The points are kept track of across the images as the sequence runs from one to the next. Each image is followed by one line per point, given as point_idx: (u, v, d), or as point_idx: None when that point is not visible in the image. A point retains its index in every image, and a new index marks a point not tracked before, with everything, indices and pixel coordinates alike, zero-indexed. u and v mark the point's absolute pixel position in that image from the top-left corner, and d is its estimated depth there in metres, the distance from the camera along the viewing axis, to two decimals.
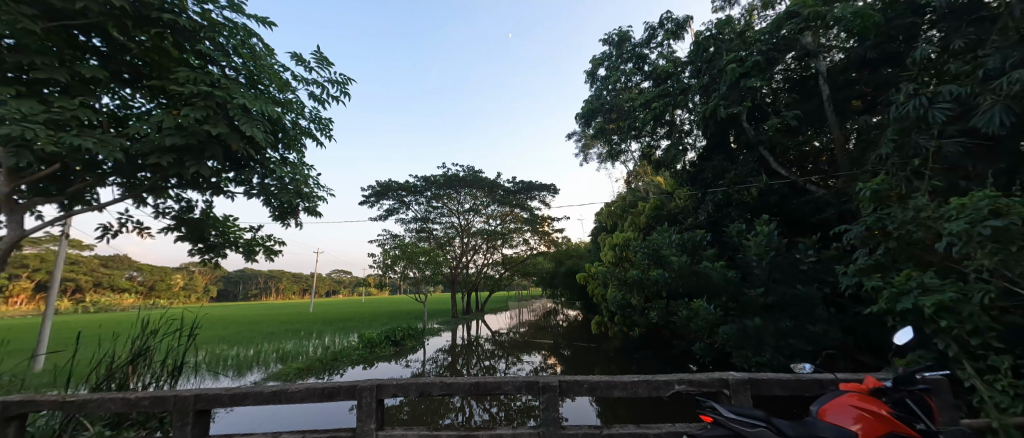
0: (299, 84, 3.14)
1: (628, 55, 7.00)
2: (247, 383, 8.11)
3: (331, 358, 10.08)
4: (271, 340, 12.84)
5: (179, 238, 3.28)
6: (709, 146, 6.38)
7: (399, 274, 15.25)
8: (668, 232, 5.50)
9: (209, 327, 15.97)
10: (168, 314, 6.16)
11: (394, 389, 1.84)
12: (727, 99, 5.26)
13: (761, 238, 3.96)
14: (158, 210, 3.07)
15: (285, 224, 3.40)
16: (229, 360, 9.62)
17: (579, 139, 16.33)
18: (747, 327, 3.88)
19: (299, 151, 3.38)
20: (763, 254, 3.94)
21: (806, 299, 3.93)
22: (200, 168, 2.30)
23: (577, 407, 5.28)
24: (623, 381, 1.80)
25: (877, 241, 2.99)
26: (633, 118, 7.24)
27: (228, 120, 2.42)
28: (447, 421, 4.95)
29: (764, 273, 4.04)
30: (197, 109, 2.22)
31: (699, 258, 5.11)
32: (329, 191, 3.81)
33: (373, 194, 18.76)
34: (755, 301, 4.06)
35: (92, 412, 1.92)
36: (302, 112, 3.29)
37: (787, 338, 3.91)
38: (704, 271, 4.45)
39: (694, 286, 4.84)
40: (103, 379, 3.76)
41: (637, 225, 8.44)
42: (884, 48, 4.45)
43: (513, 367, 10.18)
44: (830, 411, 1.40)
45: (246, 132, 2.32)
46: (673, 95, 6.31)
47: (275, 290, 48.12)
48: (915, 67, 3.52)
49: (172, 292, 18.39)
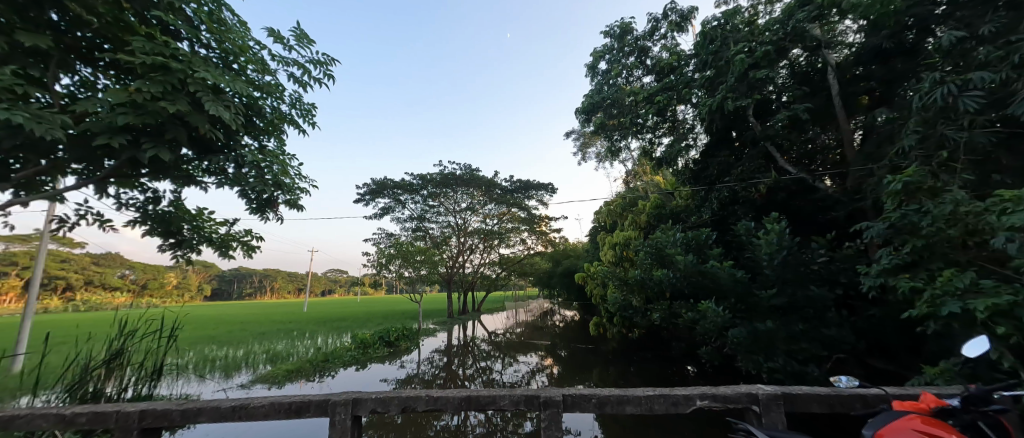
0: (278, 64, 2.89)
1: (630, 48, 6.78)
2: (234, 386, 7.81)
3: (322, 359, 9.76)
4: (261, 341, 12.49)
5: (147, 232, 3.02)
6: (713, 141, 6.18)
7: (393, 273, 14.88)
8: (671, 231, 5.29)
9: (200, 326, 15.64)
10: (147, 313, 5.84)
11: (373, 403, 1.60)
12: (735, 91, 5.03)
13: (773, 236, 3.75)
14: (120, 201, 2.79)
15: (263, 218, 3.13)
16: (216, 362, 9.28)
17: (578, 138, 16.11)
18: (759, 330, 3.67)
19: (279, 139, 3.13)
20: (775, 253, 3.72)
21: (819, 301, 3.72)
22: (157, 151, 2.04)
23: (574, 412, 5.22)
24: (636, 396, 1.57)
25: (904, 238, 2.77)
26: (635, 113, 7.01)
27: (191, 98, 2.16)
28: (443, 424, 4.81)
29: (775, 273, 3.82)
30: (153, 83, 1.96)
31: (704, 257, 4.90)
32: (312, 183, 3.56)
33: (368, 192, 18.43)
34: (765, 303, 3.85)
35: (20, 430, 1.66)
36: (282, 96, 3.04)
37: (800, 342, 3.70)
38: (711, 270, 4.24)
39: (700, 287, 4.62)
40: (74, 383, 3.52)
41: (637, 224, 8.22)
42: (901, 38, 4.25)
43: (509, 368, 9.96)
44: (888, 437, 1.17)
45: (210, 111, 2.06)
46: (677, 89, 6.09)
47: (269, 289, 47.65)
48: (939, 54, 3.31)
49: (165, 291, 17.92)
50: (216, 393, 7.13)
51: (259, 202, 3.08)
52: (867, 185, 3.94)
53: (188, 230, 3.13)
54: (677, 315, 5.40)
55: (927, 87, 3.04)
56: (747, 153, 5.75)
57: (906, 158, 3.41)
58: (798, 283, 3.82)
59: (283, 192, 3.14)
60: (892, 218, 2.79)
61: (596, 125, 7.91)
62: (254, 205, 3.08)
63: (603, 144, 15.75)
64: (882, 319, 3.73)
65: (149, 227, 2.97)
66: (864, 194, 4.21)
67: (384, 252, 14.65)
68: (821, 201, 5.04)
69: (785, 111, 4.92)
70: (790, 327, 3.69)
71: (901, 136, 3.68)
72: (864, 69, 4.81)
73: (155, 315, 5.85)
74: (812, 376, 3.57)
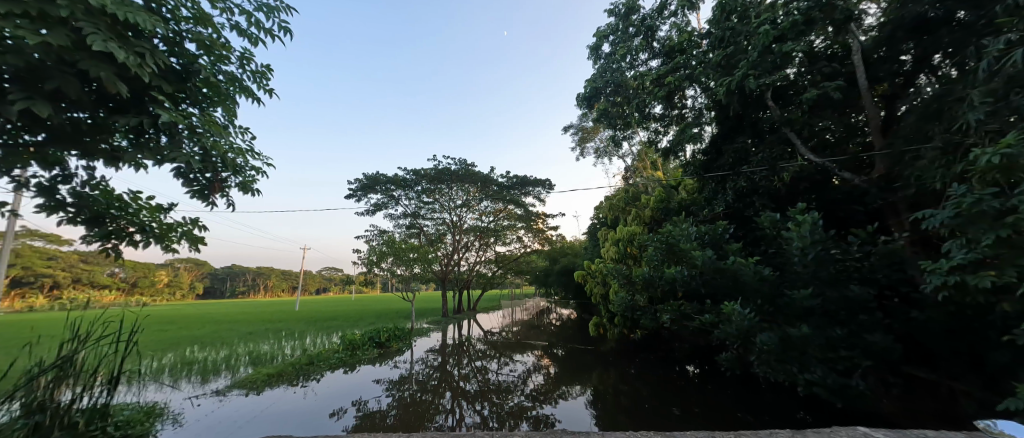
0: (222, 15, 2.37)
1: (636, 28, 6.28)
2: (208, 392, 7.21)
3: (306, 363, 9.17)
4: (247, 342, 11.90)
5: (63, 220, 2.46)
6: (726, 129, 5.71)
7: (385, 271, 14.29)
8: (683, 224, 4.82)
9: (183, 326, 15.00)
10: (106, 314, 5.24)
11: None
12: (756, 68, 4.56)
13: (806, 228, 3.29)
14: (21, 182, 2.22)
15: (209, 204, 2.61)
16: (193, 365, 8.70)
17: (578, 132, 15.60)
18: (793, 335, 3.20)
19: (228, 108, 2.62)
20: (808, 248, 3.27)
21: (862, 302, 3.25)
22: (30, 104, 1.50)
23: (568, 411, 6.17)
24: None
25: (984, 228, 2.29)
26: (641, 99, 6.53)
27: (80, 35, 1.60)
28: (437, 425, 5.73)
29: (808, 271, 3.35)
30: (10, 6, 1.41)
31: (722, 253, 4.42)
32: (270, 164, 3.01)
33: (360, 188, 17.80)
34: (798, 305, 3.37)
35: None
36: (229, 55, 2.51)
37: (839, 350, 3.23)
38: (734, 268, 3.76)
39: (718, 286, 4.15)
40: (12, 394, 3.04)
41: (641, 218, 7.74)
42: (945, 8, 3.80)
43: (505, 367, 9.52)
44: None
45: (97, 48, 1.52)
46: (689, 70, 5.61)
47: (263, 287, 47.07)
48: (1006, 15, 2.84)
49: None
50: (185, 401, 6.56)
51: (202, 184, 2.54)
52: (911, 171, 3.47)
53: (116, 218, 2.58)
54: (689, 317, 4.92)
55: (998, 50, 2.58)
56: (766, 138, 5.28)
57: (966, 138, 2.94)
58: (834, 282, 3.35)
59: (233, 174, 2.61)
60: (969, 203, 2.31)
61: (599, 113, 7.41)
62: (196, 188, 2.54)
63: (603, 139, 15.28)
64: (928, 322, 3.29)
65: (71, 215, 2.42)
66: (903, 182, 3.76)
67: (375, 249, 13.99)
68: (849, 192, 4.59)
69: (812, 90, 4.43)
70: (829, 333, 3.21)
71: (953, 113, 3.22)
72: (895, 48, 4.37)
73: (114, 316, 5.21)
74: (855, 390, 3.10)
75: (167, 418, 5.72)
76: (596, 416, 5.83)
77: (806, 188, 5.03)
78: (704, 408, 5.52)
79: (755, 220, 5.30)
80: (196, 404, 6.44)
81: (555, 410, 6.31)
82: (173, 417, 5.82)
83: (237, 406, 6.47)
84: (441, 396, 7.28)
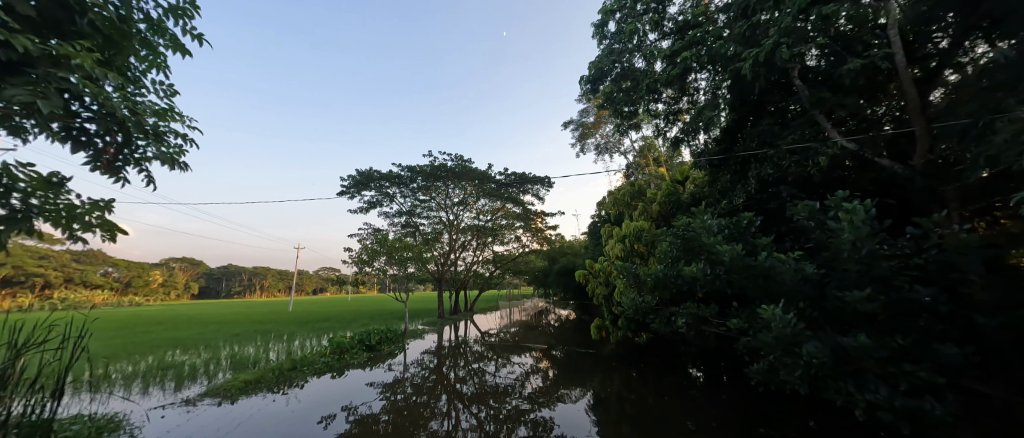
0: None
1: (646, 5, 5.79)
2: (178, 400, 6.58)
3: (289, 367, 8.53)
4: (232, 344, 11.28)
5: None
6: (747, 112, 5.19)
7: (378, 270, 13.65)
8: (702, 214, 4.28)
9: (167, 327, 14.29)
10: (50, 316, 4.47)
11: None
12: (787, 36, 4.03)
13: (859, 216, 2.76)
14: None
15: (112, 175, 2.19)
16: (168, 370, 8.07)
17: (578, 129, 15.14)
18: (849, 345, 2.64)
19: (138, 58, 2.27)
20: (865, 240, 2.72)
21: (929, 308, 2.68)
22: None
23: (569, 416, 5.63)
24: None
25: None
26: (652, 80, 5.98)
27: None
28: (430, 431, 5.15)
29: (862, 268, 2.80)
30: None
31: (749, 248, 3.87)
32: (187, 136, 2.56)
33: (352, 184, 17.07)
34: (850, 308, 2.82)
35: None
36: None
37: (905, 367, 2.64)
38: (769, 263, 3.21)
39: (749, 286, 3.57)
40: None
41: (649, 213, 7.19)
42: None
43: (502, 370, 8.95)
44: None
45: None
46: (706, 46, 5.09)
47: (258, 288, 46.29)
48: None
49: (148, 290, 16.81)
50: (150, 413, 5.92)
51: (99, 150, 2.13)
52: (981, 151, 2.93)
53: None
54: (707, 321, 4.38)
55: None
56: (792, 122, 4.75)
57: None
58: (894, 282, 2.79)
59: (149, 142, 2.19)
60: None
61: (604, 98, 6.86)
62: (92, 157, 2.12)
63: (604, 135, 14.80)
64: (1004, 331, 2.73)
65: None
66: (965, 165, 3.23)
67: (368, 247, 13.39)
68: (891, 180, 4.03)
69: (851, 62, 3.89)
70: (892, 343, 2.65)
71: None
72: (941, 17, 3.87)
73: (62, 318, 4.57)
74: (927, 415, 2.53)
75: (123, 432, 5.10)
76: (599, 422, 5.29)
77: (839, 176, 4.49)
78: (721, 422, 4.96)
79: (782, 213, 4.75)
80: (158, 416, 5.80)
81: (554, 413, 5.76)
82: (130, 431, 5.18)
83: (209, 418, 5.84)
84: (435, 399, 6.74)
